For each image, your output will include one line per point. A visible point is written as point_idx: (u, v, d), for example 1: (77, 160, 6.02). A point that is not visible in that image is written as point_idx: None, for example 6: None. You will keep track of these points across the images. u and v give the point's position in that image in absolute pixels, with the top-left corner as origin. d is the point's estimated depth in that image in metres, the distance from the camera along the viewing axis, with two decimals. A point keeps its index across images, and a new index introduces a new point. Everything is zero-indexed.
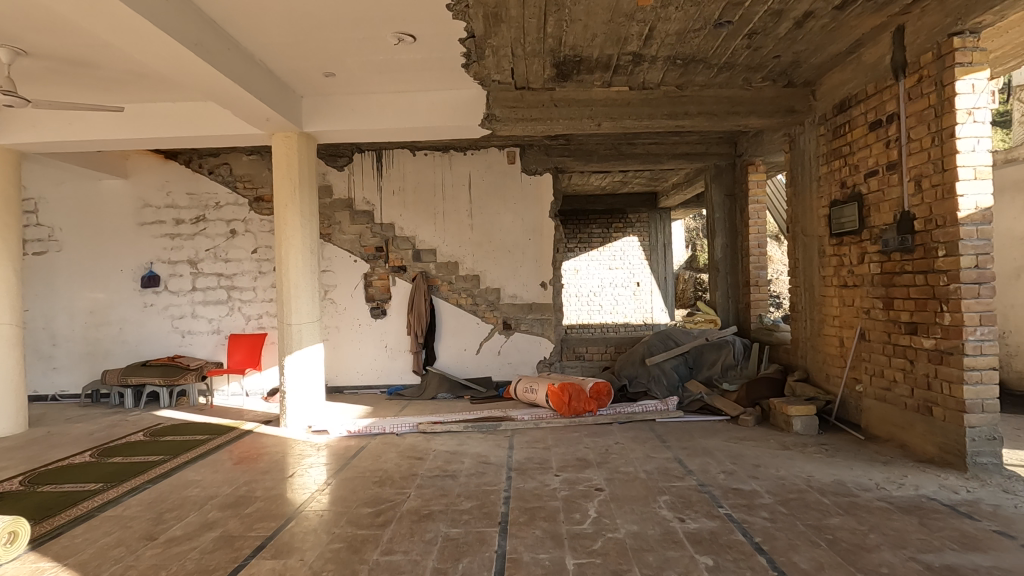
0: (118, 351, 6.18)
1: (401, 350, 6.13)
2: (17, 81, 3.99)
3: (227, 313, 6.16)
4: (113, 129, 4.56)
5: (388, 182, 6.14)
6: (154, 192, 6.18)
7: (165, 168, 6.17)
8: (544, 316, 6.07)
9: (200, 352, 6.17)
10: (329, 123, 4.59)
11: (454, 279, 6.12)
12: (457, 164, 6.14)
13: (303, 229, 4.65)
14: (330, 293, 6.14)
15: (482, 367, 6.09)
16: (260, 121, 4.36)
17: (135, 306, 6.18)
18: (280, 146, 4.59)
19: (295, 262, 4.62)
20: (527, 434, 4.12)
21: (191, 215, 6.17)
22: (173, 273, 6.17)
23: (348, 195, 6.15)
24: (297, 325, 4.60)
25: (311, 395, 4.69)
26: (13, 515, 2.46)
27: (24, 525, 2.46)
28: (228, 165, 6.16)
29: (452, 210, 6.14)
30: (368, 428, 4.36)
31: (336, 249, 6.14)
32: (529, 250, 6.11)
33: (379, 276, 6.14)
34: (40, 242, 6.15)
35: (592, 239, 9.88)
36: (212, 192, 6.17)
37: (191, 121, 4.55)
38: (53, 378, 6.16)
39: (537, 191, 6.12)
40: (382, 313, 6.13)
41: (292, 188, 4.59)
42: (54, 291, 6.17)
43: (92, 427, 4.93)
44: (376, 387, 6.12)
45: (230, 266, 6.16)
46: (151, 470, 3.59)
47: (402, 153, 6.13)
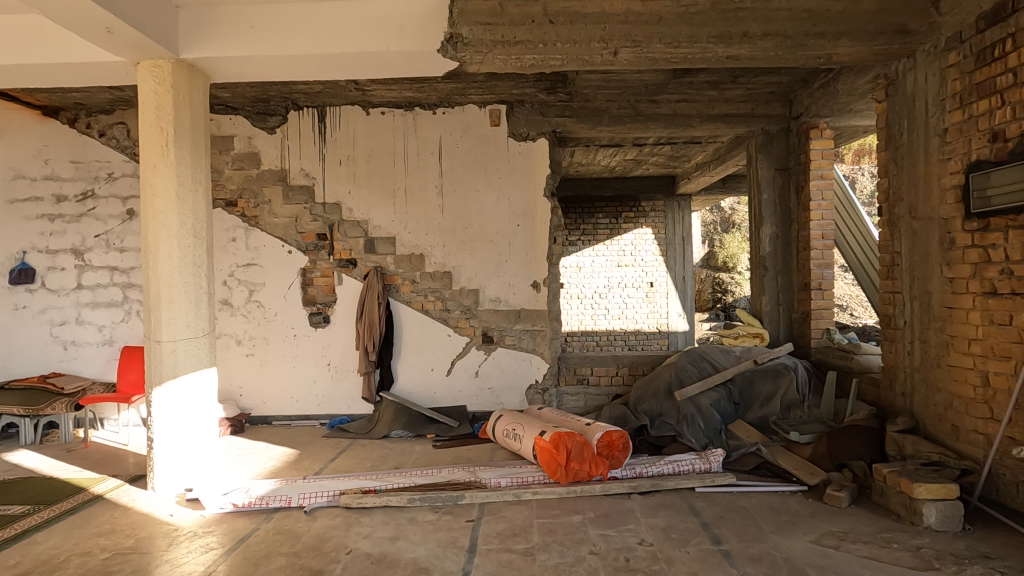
0: None
1: (347, 370, 4.68)
2: None
3: (123, 319, 4.73)
4: None
5: (333, 149, 4.68)
6: (28, 159, 4.72)
7: (42, 128, 4.70)
8: (536, 327, 4.63)
9: (87, 370, 4.74)
10: (218, 46, 3.09)
11: (419, 276, 4.66)
12: (424, 126, 4.67)
13: (183, 203, 3.17)
14: (256, 294, 4.70)
15: (453, 393, 4.65)
16: (103, 38, 2.86)
17: (3, 308, 4.73)
18: (147, 81, 3.11)
19: (167, 251, 3.12)
20: (499, 520, 2.66)
21: (76, 190, 4.73)
22: (53, 266, 4.73)
23: (280, 165, 4.69)
24: (171, 343, 3.12)
25: (192, 442, 3.23)
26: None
27: None
28: (125, 125, 4.71)
29: (417, 187, 4.68)
30: (263, 500, 2.90)
31: (264, 235, 4.69)
32: (517, 240, 4.66)
33: (320, 272, 4.69)
34: None
35: (598, 230, 8.43)
36: (105, 160, 4.73)
37: (14, 42, 3.08)
38: None
39: (528, 162, 4.66)
40: (324, 320, 4.69)
41: (165, 143, 3.11)
42: None
43: None
44: (315, 420, 4.67)
45: (127, 258, 4.74)
46: None
47: (352, 111, 4.66)
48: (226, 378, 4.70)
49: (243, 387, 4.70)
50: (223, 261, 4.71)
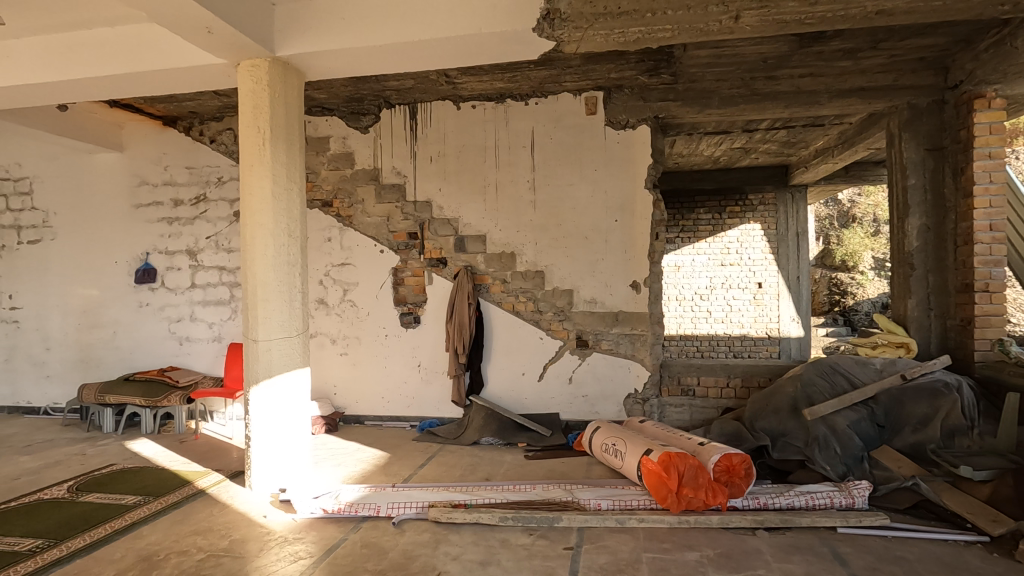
0: (110, 359, 5.15)
1: (437, 372, 4.56)
2: None
3: (229, 316, 4.94)
4: (42, 70, 3.36)
5: (424, 145, 4.58)
6: (150, 166, 5.07)
7: (162, 137, 5.03)
8: (634, 331, 4.27)
9: (199, 365, 5.00)
10: (310, 41, 3.05)
11: (510, 276, 4.45)
12: (515, 119, 4.46)
13: (278, 201, 3.15)
14: (350, 294, 4.72)
15: (545, 400, 4.39)
16: (204, 39, 2.89)
17: (129, 305, 5.11)
18: (246, 81, 3.13)
19: (262, 250, 3.12)
20: (601, 551, 2.35)
21: (190, 194, 5.00)
22: (171, 266, 5.04)
23: (373, 164, 4.67)
24: (266, 342, 3.12)
25: (287, 442, 3.21)
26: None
27: None
28: (232, 131, 4.90)
29: (508, 183, 4.47)
30: (353, 507, 2.79)
31: (357, 235, 4.69)
32: (614, 237, 4.31)
33: (411, 272, 4.61)
34: (33, 229, 5.26)
35: (698, 226, 7.84)
36: (214, 165, 4.96)
37: (128, 50, 3.22)
38: (46, 388, 5.25)
39: (627, 152, 4.30)
40: (414, 321, 4.61)
41: (262, 142, 3.11)
42: (46, 285, 5.25)
43: (32, 463, 3.79)
44: (405, 421, 4.60)
45: (234, 258, 4.93)
46: None
47: (443, 106, 4.55)
48: (321, 376, 4.75)
49: (336, 385, 4.73)
50: (319, 261, 4.77)
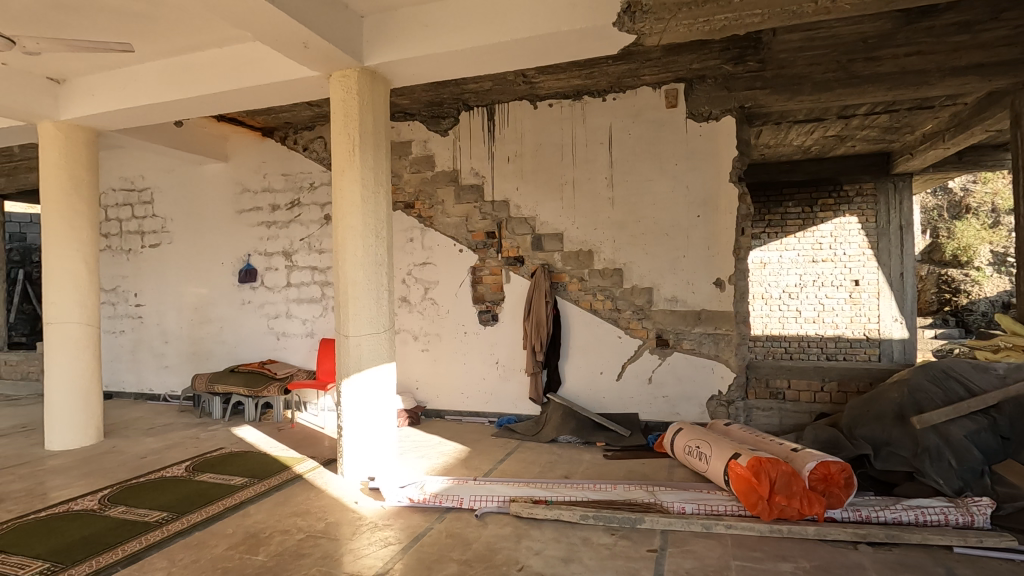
0: (218, 352, 5.63)
1: (515, 369, 4.62)
2: (32, 24, 3.20)
3: (321, 313, 5.26)
4: (162, 90, 3.73)
5: (502, 145, 4.65)
6: (251, 175, 5.49)
7: (262, 147, 5.43)
8: (718, 331, 4.12)
9: (294, 359, 5.36)
10: (396, 49, 3.18)
11: (588, 274, 4.42)
12: (592, 115, 4.42)
13: (366, 204, 3.31)
14: (431, 292, 4.87)
15: (624, 400, 4.32)
16: (301, 53, 3.09)
17: (234, 303, 5.57)
18: (338, 91, 3.31)
19: (353, 250, 3.30)
20: (686, 555, 2.29)
21: (286, 200, 5.37)
22: (269, 267, 5.43)
23: (452, 166, 4.79)
24: (356, 338, 3.30)
25: (375, 434, 3.38)
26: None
27: None
28: (323, 139, 5.20)
29: (585, 180, 4.44)
30: (437, 498, 2.89)
31: (438, 235, 4.84)
32: (696, 233, 4.17)
33: (489, 271, 4.70)
34: (154, 234, 5.85)
35: (786, 221, 7.41)
36: (307, 172, 5.29)
37: (235, 68, 3.51)
38: (165, 377, 5.83)
39: (710, 145, 4.14)
40: (492, 318, 4.68)
41: (351, 148, 3.29)
42: (165, 284, 5.83)
43: (155, 444, 4.22)
44: (484, 417, 4.70)
45: (324, 259, 5.24)
46: (120, 546, 2.54)
47: (520, 106, 4.59)
48: (405, 371, 4.95)
49: (419, 380, 4.91)
50: (402, 260, 4.96)
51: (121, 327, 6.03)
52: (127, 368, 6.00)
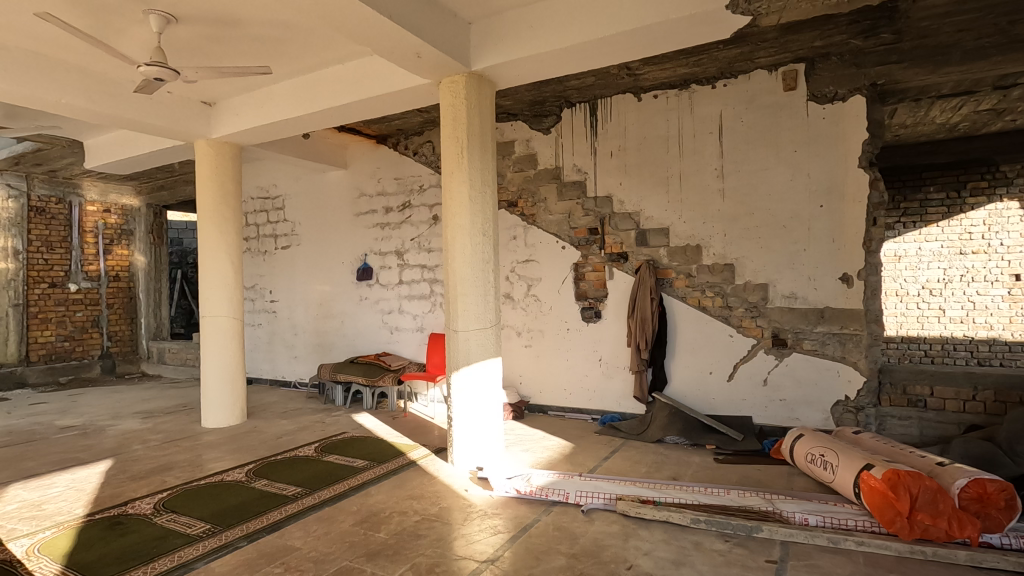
0: (339, 344, 6.12)
1: (618, 367, 4.56)
2: (192, 56, 3.68)
3: (430, 309, 5.53)
4: (294, 106, 4.12)
5: (605, 140, 4.60)
6: (368, 180, 5.89)
7: (376, 154, 5.81)
8: (845, 330, 3.79)
9: (406, 352, 5.68)
10: (501, 52, 3.26)
11: (696, 270, 4.25)
12: (701, 104, 4.24)
13: (474, 204, 3.43)
14: (534, 288, 4.94)
15: (736, 402, 4.11)
16: (414, 63, 3.27)
17: (353, 299, 6.02)
18: (446, 96, 3.46)
19: (462, 249, 3.44)
20: (810, 570, 2.14)
21: (398, 202, 5.70)
22: (384, 265, 5.80)
23: (555, 163, 4.82)
24: (465, 332, 3.43)
25: (483, 426, 3.50)
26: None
27: None
28: (431, 143, 5.46)
29: (693, 173, 4.27)
30: (543, 491, 2.94)
31: (540, 233, 4.90)
32: (819, 225, 3.86)
33: (592, 267, 4.67)
34: (285, 237, 6.48)
35: (926, 208, 6.58)
36: (416, 175, 5.58)
37: (355, 82, 3.79)
38: (295, 366, 6.44)
39: (835, 128, 3.81)
40: (595, 315, 4.65)
41: (460, 151, 3.43)
42: (294, 282, 6.44)
43: (289, 426, 4.69)
44: (587, 414, 4.68)
45: (433, 257, 5.50)
46: (264, 515, 2.86)
47: (623, 99, 4.52)
48: (509, 366, 5.07)
49: (522, 375, 5.00)
50: (506, 258, 5.07)
51: (258, 321, 6.75)
52: (264, 358, 6.70)
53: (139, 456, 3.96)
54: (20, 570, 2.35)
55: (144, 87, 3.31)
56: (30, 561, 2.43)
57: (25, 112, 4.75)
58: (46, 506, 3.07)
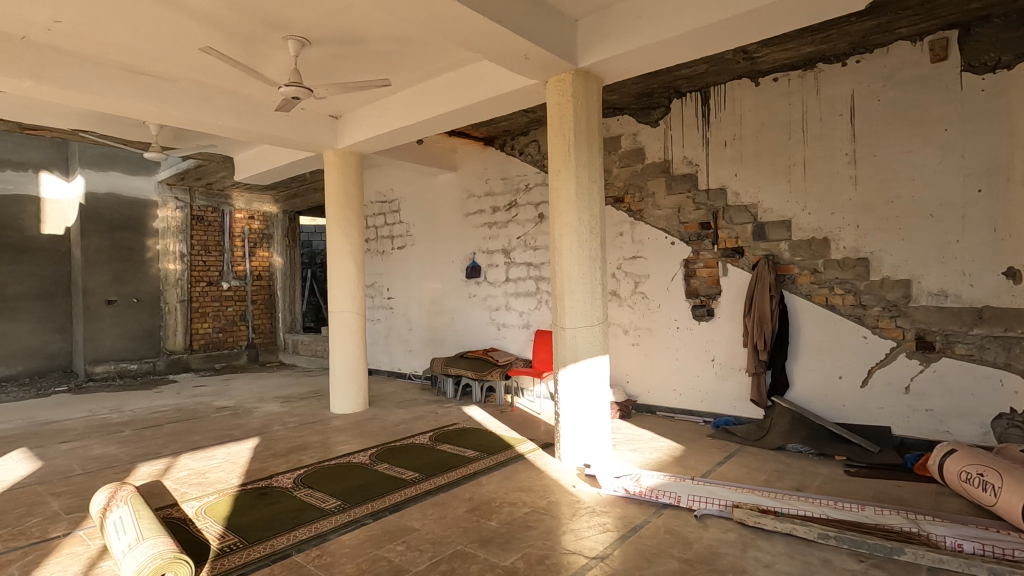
0: (450, 339, 6.41)
1: (733, 368, 4.33)
2: (322, 74, 4.04)
3: (536, 306, 5.61)
4: (410, 115, 4.38)
5: (718, 130, 4.38)
6: (476, 181, 6.10)
7: (484, 156, 6.00)
8: (1009, 333, 3.30)
9: (513, 348, 5.81)
10: (609, 47, 3.23)
11: (822, 265, 3.92)
12: (829, 84, 3.89)
13: (581, 201, 3.43)
14: (641, 286, 4.83)
15: (871, 410, 3.74)
16: (522, 65, 3.34)
17: (462, 296, 6.27)
18: (553, 95, 3.49)
19: (569, 246, 3.45)
20: None
21: (505, 201, 5.84)
22: (491, 263, 5.97)
23: (664, 156, 4.67)
24: (572, 329, 3.45)
25: (590, 424, 3.49)
26: (177, 552, 2.17)
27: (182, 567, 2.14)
28: (537, 143, 5.53)
29: (819, 160, 3.93)
30: (653, 493, 2.88)
31: (647, 228, 4.78)
32: (976, 212, 3.39)
33: (704, 264, 4.47)
34: (401, 237, 6.90)
35: None
36: (522, 174, 5.68)
37: (466, 87, 3.94)
38: (410, 359, 6.85)
39: (998, 101, 3.32)
40: (708, 314, 4.45)
41: (567, 148, 3.44)
42: (409, 280, 6.83)
43: (406, 416, 5.00)
44: (699, 417, 4.49)
45: (539, 255, 5.56)
46: (386, 496, 3.09)
47: (739, 85, 4.27)
48: (616, 365, 5.00)
49: (629, 374, 4.92)
50: (612, 254, 5.00)
51: (378, 316, 7.25)
52: (382, 350, 7.20)
53: (280, 436, 4.44)
54: (191, 527, 2.74)
55: (283, 106, 3.70)
56: (199, 521, 2.83)
57: (189, 134, 5.49)
58: (209, 474, 3.55)
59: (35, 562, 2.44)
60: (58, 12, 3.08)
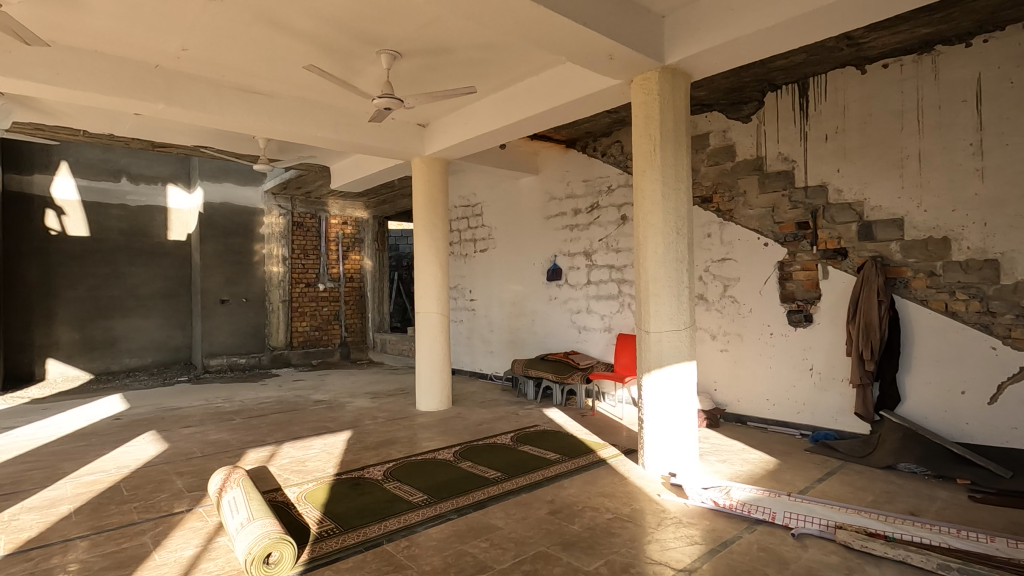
0: (531, 341, 6.45)
1: (835, 379, 4.02)
2: (411, 85, 4.22)
3: (618, 309, 5.52)
4: (494, 121, 4.47)
5: (818, 123, 4.09)
6: (557, 184, 6.10)
7: (566, 158, 6.00)
8: None
9: (594, 351, 5.75)
10: (698, 42, 3.12)
11: (941, 267, 3.55)
12: (950, 68, 3.52)
13: (667, 201, 3.34)
14: (731, 289, 4.61)
15: (1000, 430, 3.34)
16: (607, 66, 3.30)
17: (543, 299, 6.29)
18: (638, 94, 3.43)
19: (654, 249, 3.37)
20: None
21: (587, 204, 5.80)
22: (572, 266, 5.95)
23: (757, 153, 4.44)
24: (657, 334, 3.36)
25: (676, 432, 3.38)
26: (282, 533, 2.33)
27: (285, 547, 2.30)
28: (620, 143, 5.45)
29: (937, 152, 3.57)
30: (745, 507, 2.74)
31: (738, 229, 4.56)
32: None
33: (801, 266, 4.20)
34: (483, 240, 7.04)
35: None
36: (605, 176, 5.61)
37: (549, 90, 3.96)
38: (491, 360, 6.97)
39: None
40: (805, 320, 4.17)
41: (652, 148, 3.36)
42: (491, 282, 6.96)
43: (487, 415, 5.10)
44: (795, 429, 4.22)
45: (621, 257, 5.47)
46: (470, 493, 3.16)
47: (842, 75, 3.97)
48: (702, 371, 4.80)
49: (717, 382, 4.71)
50: (700, 257, 4.81)
51: (460, 317, 7.45)
52: (465, 351, 7.38)
53: (370, 430, 4.67)
54: (293, 511, 2.96)
55: (377, 117, 3.89)
56: (300, 506, 3.04)
57: (292, 146, 5.93)
58: (308, 463, 3.81)
59: (164, 533, 2.72)
60: (185, 41, 3.44)
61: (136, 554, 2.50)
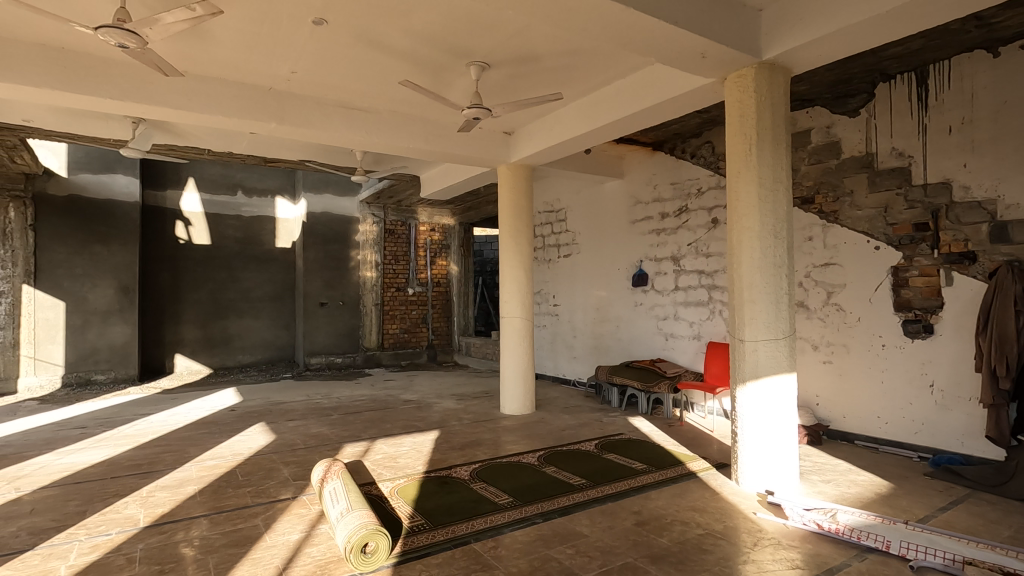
0: (615, 348, 6.35)
1: (961, 397, 3.62)
2: (498, 94, 4.32)
3: (708, 316, 5.30)
4: (579, 126, 4.46)
5: (940, 114, 3.72)
6: (644, 188, 5.97)
7: (652, 161, 5.86)
8: None
9: (682, 359, 5.56)
10: (800, 34, 2.95)
11: None
12: None
13: (764, 203, 3.17)
14: (835, 296, 4.28)
15: None
16: (698, 64, 3.20)
17: (628, 305, 6.17)
18: (733, 92, 3.28)
19: (750, 253, 3.21)
20: None
21: (675, 207, 5.63)
22: (659, 271, 5.79)
23: (866, 150, 4.10)
24: (752, 343, 3.19)
25: (774, 448, 3.18)
26: (377, 525, 2.47)
27: (380, 539, 2.43)
28: (711, 144, 5.23)
29: None
30: (854, 533, 2.53)
31: (843, 231, 4.23)
32: None
33: (919, 271, 3.81)
34: (567, 246, 7.04)
35: None
36: (694, 178, 5.42)
37: (637, 93, 3.90)
38: (574, 366, 6.94)
39: None
40: (925, 331, 3.78)
41: (748, 148, 3.21)
42: (575, 288, 6.93)
43: (571, 421, 5.08)
44: (912, 451, 3.83)
45: (712, 262, 5.24)
46: (554, 498, 3.16)
47: (970, 60, 3.58)
48: (803, 384, 4.49)
49: (820, 396, 4.38)
50: (800, 262, 4.51)
51: (544, 322, 7.47)
52: (548, 356, 7.40)
53: (456, 430, 4.80)
54: (386, 505, 3.11)
55: (465, 127, 4.01)
56: (392, 500, 3.19)
57: (386, 158, 6.27)
58: (399, 459, 3.98)
59: (273, 517, 2.96)
60: (295, 65, 3.74)
61: (250, 535, 2.74)
